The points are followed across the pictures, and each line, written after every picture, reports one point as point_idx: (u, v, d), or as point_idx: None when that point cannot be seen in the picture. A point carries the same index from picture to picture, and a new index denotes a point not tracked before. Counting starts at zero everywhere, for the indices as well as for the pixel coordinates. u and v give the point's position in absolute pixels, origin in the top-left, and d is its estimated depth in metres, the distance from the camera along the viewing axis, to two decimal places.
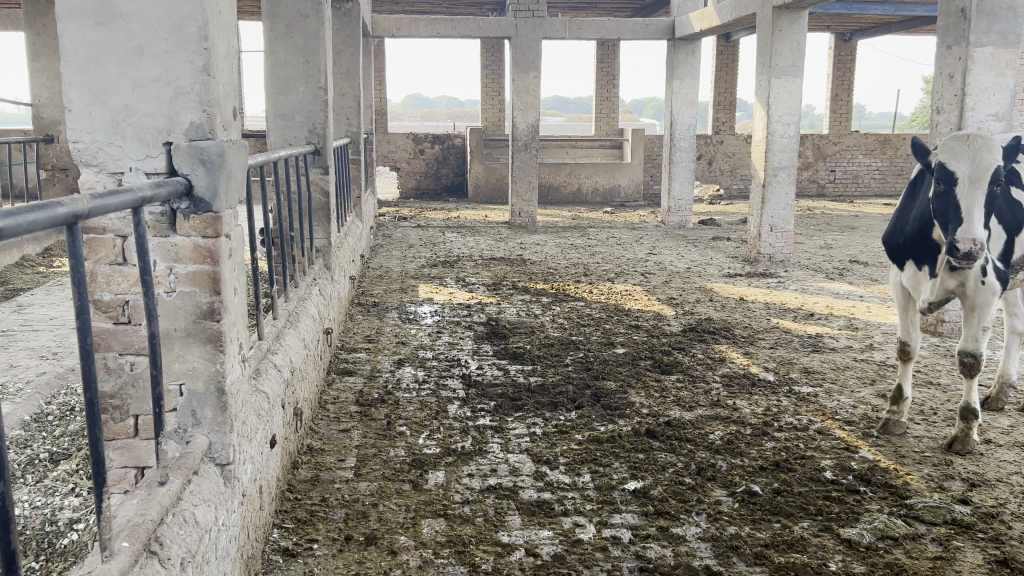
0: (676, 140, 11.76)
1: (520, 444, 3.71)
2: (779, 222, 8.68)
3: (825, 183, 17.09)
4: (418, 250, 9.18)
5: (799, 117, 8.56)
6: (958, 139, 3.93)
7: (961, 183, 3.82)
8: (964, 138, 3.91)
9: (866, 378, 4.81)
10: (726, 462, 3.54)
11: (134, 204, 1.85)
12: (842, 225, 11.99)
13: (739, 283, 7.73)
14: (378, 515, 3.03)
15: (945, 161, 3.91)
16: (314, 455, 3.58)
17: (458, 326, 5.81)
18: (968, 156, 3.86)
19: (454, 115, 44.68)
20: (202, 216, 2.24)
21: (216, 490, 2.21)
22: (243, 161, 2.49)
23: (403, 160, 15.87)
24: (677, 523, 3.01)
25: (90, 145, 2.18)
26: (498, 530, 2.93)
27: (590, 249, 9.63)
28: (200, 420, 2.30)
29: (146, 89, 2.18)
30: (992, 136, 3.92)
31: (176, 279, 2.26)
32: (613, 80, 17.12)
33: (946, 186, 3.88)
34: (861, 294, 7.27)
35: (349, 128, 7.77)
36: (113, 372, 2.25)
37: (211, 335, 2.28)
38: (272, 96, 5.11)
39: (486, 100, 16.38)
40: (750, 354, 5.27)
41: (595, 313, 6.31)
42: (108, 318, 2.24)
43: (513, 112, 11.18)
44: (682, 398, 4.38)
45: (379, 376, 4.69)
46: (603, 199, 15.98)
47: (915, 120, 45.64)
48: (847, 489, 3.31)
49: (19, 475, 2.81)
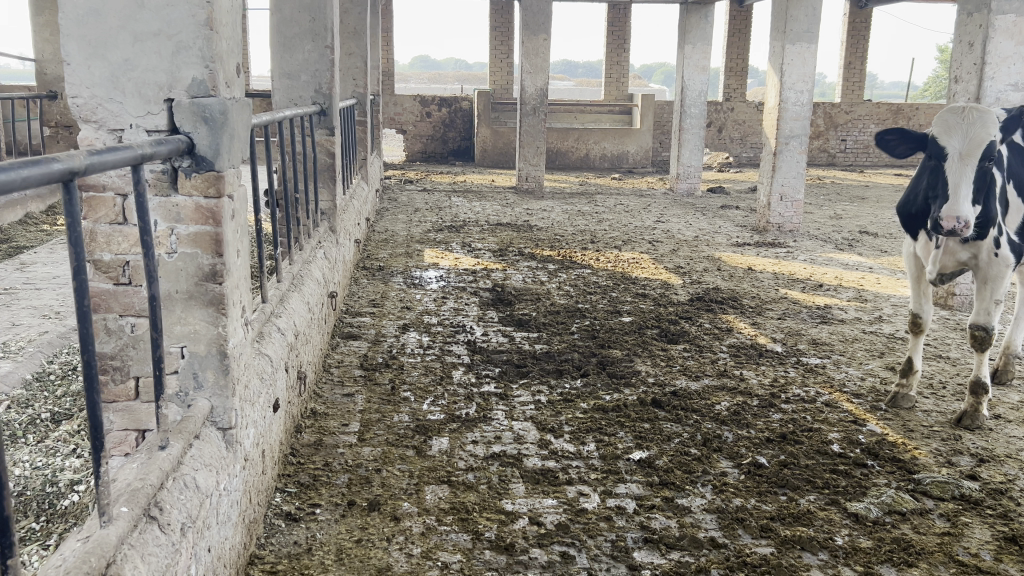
0: (687, 107, 11.60)
1: (525, 412, 3.68)
2: (789, 191, 8.59)
3: (835, 152, 16.94)
4: (424, 215, 9.11)
5: (813, 84, 8.41)
6: (955, 111, 3.93)
7: (952, 159, 3.84)
8: (959, 111, 3.91)
9: (874, 350, 4.77)
10: (732, 433, 3.51)
11: (133, 161, 1.79)
12: (852, 195, 11.88)
13: (747, 253, 7.66)
14: (381, 481, 3.01)
15: (937, 136, 3.92)
16: (318, 419, 3.55)
17: (464, 292, 5.76)
18: (962, 130, 3.87)
19: (461, 78, 44.25)
20: (204, 175, 2.18)
21: (217, 455, 2.18)
22: (247, 120, 2.43)
23: (409, 123, 15.72)
24: (682, 494, 2.98)
25: (90, 100, 2.12)
26: (502, 498, 2.91)
27: (597, 216, 9.55)
28: (201, 383, 2.26)
29: (147, 43, 2.11)
30: (990, 108, 3.91)
31: (177, 240, 2.21)
32: (623, 43, 16.88)
33: (937, 161, 3.92)
34: (871, 265, 7.20)
35: (355, 89, 7.66)
36: (114, 334, 2.21)
37: (213, 298, 2.23)
38: (277, 55, 5.02)
39: (495, 62, 16.17)
40: (758, 325, 5.23)
41: (601, 281, 6.25)
42: (108, 279, 2.19)
43: (522, 75, 11.03)
44: (688, 367, 4.35)
45: (383, 340, 4.65)
46: (610, 165, 15.84)
47: (928, 90, 45.12)
48: (854, 462, 3.28)
49: (20, 435, 2.78)
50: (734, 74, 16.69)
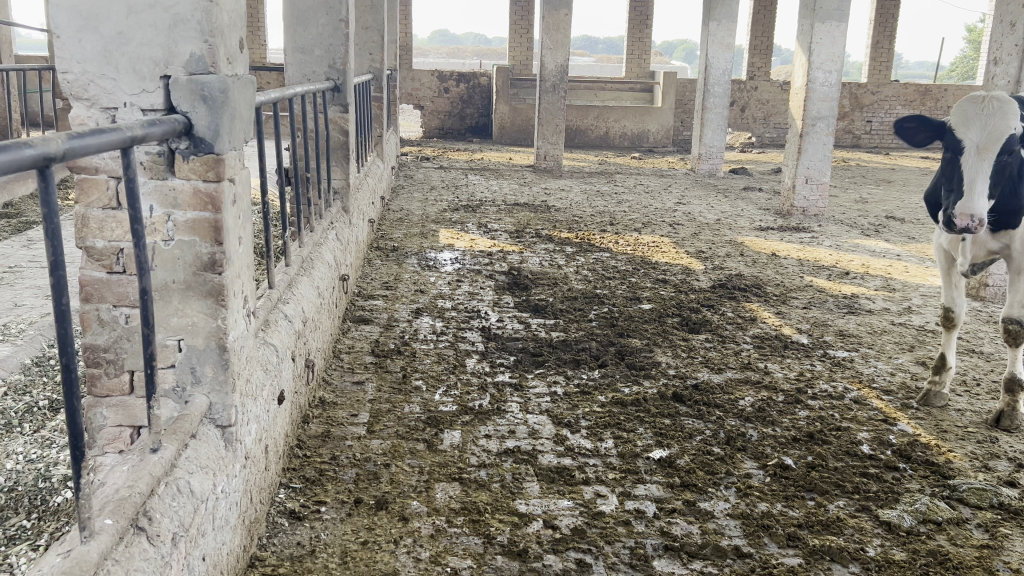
0: (711, 85, 11.33)
1: (540, 405, 3.54)
2: (814, 174, 8.38)
3: (860, 134, 16.61)
4: (440, 193, 8.95)
5: (842, 65, 8.14)
6: (972, 101, 3.73)
7: (968, 152, 3.66)
8: (978, 101, 3.72)
9: (903, 343, 4.59)
10: (756, 432, 3.36)
11: (122, 144, 1.64)
12: (878, 178, 11.60)
13: (771, 237, 7.47)
14: (390, 477, 2.88)
15: (954, 127, 3.74)
16: (326, 409, 3.43)
17: (479, 275, 5.62)
18: (979, 121, 3.68)
19: (481, 54, 43.80)
20: (203, 157, 2.04)
21: (215, 455, 2.06)
22: (250, 98, 2.28)
23: (427, 99, 15.54)
24: (704, 497, 2.84)
25: (81, 76, 1.98)
26: (515, 498, 2.78)
27: (617, 197, 9.36)
28: (199, 378, 2.14)
29: (142, 15, 1.96)
30: (1011, 97, 3.70)
31: (174, 227, 2.06)
32: (646, 19, 16.56)
33: (953, 154, 3.73)
34: (899, 252, 7.00)
35: (372, 64, 7.51)
36: (107, 325, 2.09)
37: (212, 289, 2.10)
38: (291, 29, 4.85)
39: (515, 37, 15.91)
40: (782, 314, 5.06)
41: (621, 265, 6.09)
42: (101, 268, 2.06)
43: (542, 51, 10.81)
44: (710, 359, 4.19)
45: (396, 325, 4.52)
46: (631, 144, 15.59)
47: (956, 70, 44.28)
48: (885, 465, 3.13)
49: (15, 425, 2.68)
50: (759, 52, 16.35)
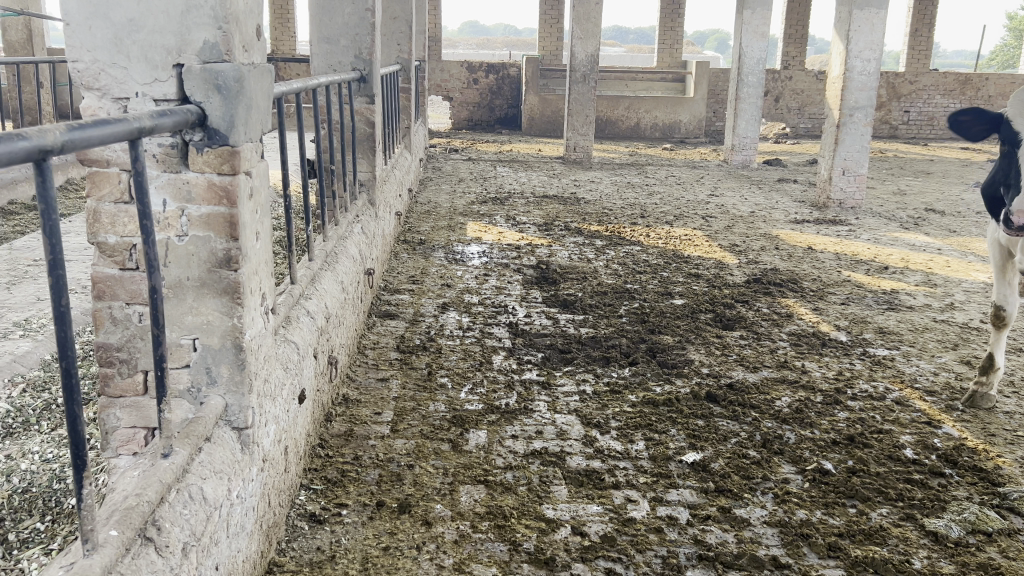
0: (744, 75, 11.10)
1: (569, 404, 3.44)
2: (851, 165, 8.16)
3: (897, 124, 16.23)
4: (468, 185, 8.86)
5: (881, 53, 7.89)
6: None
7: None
8: None
9: (946, 341, 4.42)
10: (794, 434, 3.23)
11: (128, 136, 1.55)
12: (916, 170, 11.32)
13: (807, 230, 7.29)
14: (414, 479, 2.80)
15: (1011, 118, 3.65)
16: (349, 407, 3.36)
17: (506, 269, 5.52)
18: None
19: (511, 45, 43.59)
20: (218, 149, 1.95)
21: (230, 459, 1.99)
22: (268, 88, 2.20)
23: (456, 90, 15.46)
24: (739, 503, 2.73)
25: (92, 65, 1.91)
26: (542, 503, 2.68)
27: (647, 188, 9.21)
28: (215, 379, 2.07)
29: (154, 1, 1.88)
30: None
31: (188, 222, 1.99)
32: (678, 8, 16.30)
33: (1010, 147, 3.62)
34: (940, 246, 6.79)
35: (399, 55, 7.42)
36: (120, 323, 2.02)
37: (228, 287, 2.02)
38: (317, 19, 4.76)
39: (544, 28, 15.75)
40: (819, 310, 4.90)
41: (652, 259, 5.96)
42: (114, 264, 1.99)
43: (572, 41, 10.66)
44: (745, 357, 4.06)
45: (421, 320, 4.44)
46: (662, 134, 15.37)
47: (997, 59, 43.27)
48: (930, 471, 2.98)
49: (32, 422, 2.64)
50: (794, 41, 16.03)
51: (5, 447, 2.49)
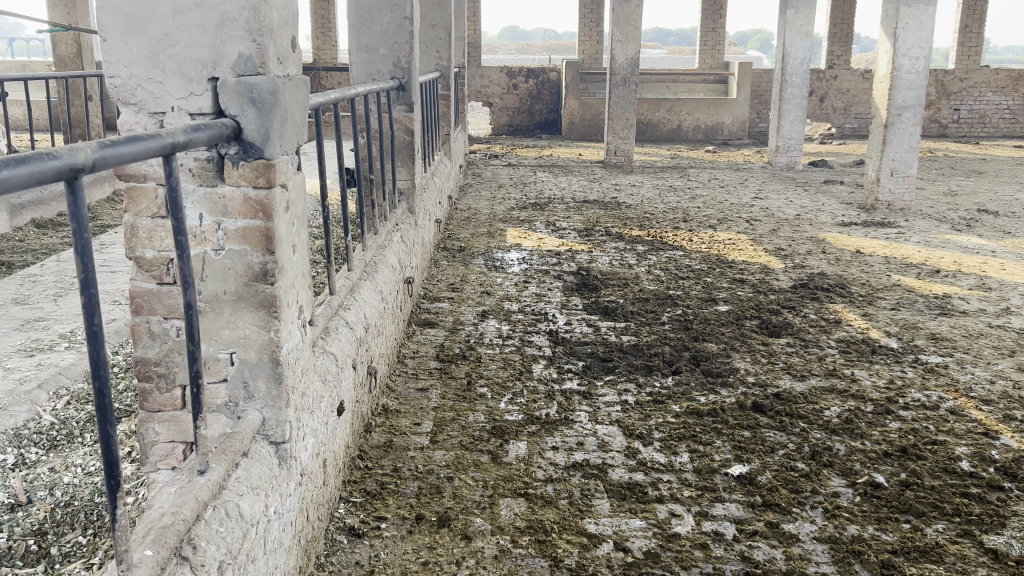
0: (788, 75, 10.92)
1: (611, 415, 3.38)
2: (900, 165, 7.97)
3: (948, 123, 15.86)
4: (508, 191, 8.83)
5: (930, 50, 7.69)
6: None
7: None
8: None
9: (1003, 348, 4.26)
10: (844, 446, 3.14)
11: (161, 151, 1.54)
12: (968, 169, 11.03)
13: (855, 233, 7.13)
14: (453, 491, 2.77)
15: None
16: (389, 417, 3.34)
17: (547, 275, 5.48)
18: None
19: (551, 49, 43.54)
20: (253, 163, 1.94)
21: (267, 474, 1.97)
22: (304, 99, 2.19)
23: (496, 95, 15.47)
24: (787, 518, 2.65)
25: (128, 80, 1.91)
26: (584, 517, 2.63)
27: (690, 192, 9.10)
28: (253, 394, 2.06)
29: (189, 15, 1.87)
30: None
31: (225, 236, 1.98)
32: (719, 9, 16.13)
33: None
34: (993, 248, 6.59)
35: (439, 62, 7.44)
36: (157, 338, 2.02)
37: (264, 300, 2.00)
38: (355, 28, 4.79)
39: (584, 32, 15.67)
40: (869, 316, 4.78)
41: (695, 264, 5.87)
42: (151, 278, 1.99)
43: (612, 44, 10.59)
44: (792, 365, 3.97)
45: (461, 329, 4.41)
46: (705, 137, 15.20)
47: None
48: (988, 484, 2.86)
49: (76, 435, 2.67)
50: (839, 40, 15.72)
51: (50, 460, 2.52)
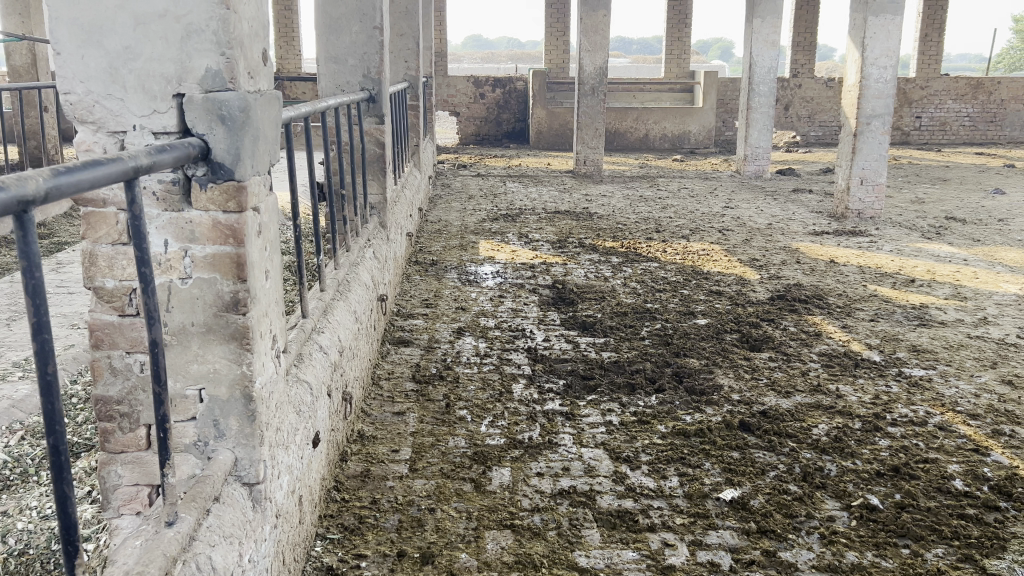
0: (755, 84, 10.95)
1: (596, 437, 3.27)
2: (870, 174, 7.98)
3: (909, 130, 16.07)
4: (478, 202, 8.72)
5: (898, 59, 7.73)
6: None
7: None
8: None
9: (984, 359, 4.23)
10: (835, 466, 3.06)
11: (122, 176, 1.40)
12: (933, 176, 11.13)
13: (827, 242, 7.12)
14: (435, 524, 2.63)
15: None
16: (365, 444, 3.20)
17: (522, 289, 5.36)
18: None
19: (516, 58, 43.62)
20: (223, 185, 1.80)
21: (241, 520, 1.83)
22: (276, 116, 2.05)
23: (463, 105, 15.37)
24: (784, 546, 2.56)
25: (85, 97, 1.76)
26: (574, 549, 2.51)
27: (660, 202, 9.06)
28: (223, 432, 1.91)
29: (151, 26, 1.73)
30: None
31: (192, 263, 1.83)
32: (685, 18, 16.18)
33: None
34: (965, 256, 6.60)
35: (407, 72, 7.31)
36: (119, 374, 1.87)
37: (237, 332, 1.87)
38: (323, 38, 4.65)
39: (550, 41, 15.61)
40: (848, 328, 4.72)
41: (671, 276, 5.80)
42: (112, 310, 1.84)
43: (580, 53, 10.53)
44: (776, 381, 3.89)
45: (437, 347, 4.28)
46: (671, 145, 15.23)
47: (1004, 62, 43.14)
48: (984, 505, 2.80)
49: (31, 474, 2.52)
50: (803, 49, 15.84)
51: (2, 503, 2.35)
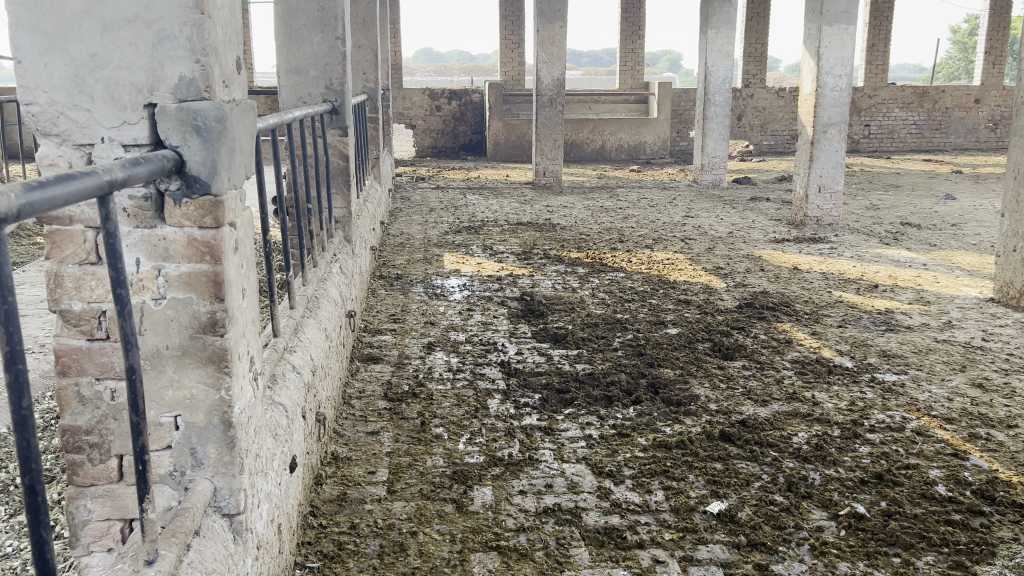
0: (711, 94, 11.05)
1: (577, 452, 3.21)
2: (827, 181, 8.08)
3: (859, 139, 16.40)
4: (439, 215, 8.63)
5: (852, 68, 7.86)
6: None
7: None
8: None
9: (953, 363, 4.27)
10: (819, 475, 3.03)
11: (97, 191, 1.30)
12: (886, 183, 11.32)
13: (789, 250, 7.18)
14: (418, 549, 2.54)
15: None
16: (341, 467, 3.09)
17: (490, 302, 5.29)
18: None
19: (468, 71, 43.75)
20: (198, 201, 1.71)
21: (222, 554, 1.73)
22: (250, 125, 1.96)
23: (419, 117, 15.29)
24: (775, 558, 2.51)
25: (48, 108, 1.66)
26: (562, 570, 2.43)
27: (621, 212, 9.07)
28: (201, 461, 1.81)
29: (120, 33, 1.63)
30: None
31: (166, 283, 1.73)
32: (638, 30, 16.30)
33: None
34: (924, 261, 6.70)
35: (365, 84, 7.20)
36: (89, 403, 1.75)
37: (214, 354, 1.77)
38: (283, 49, 4.54)
39: (505, 53, 15.61)
40: (818, 335, 4.74)
41: (638, 286, 5.78)
42: (81, 334, 1.72)
43: (537, 65, 10.53)
44: (753, 390, 3.87)
45: (407, 363, 4.18)
46: (627, 156, 15.33)
47: (942, 70, 44.45)
48: (969, 510, 2.79)
49: None
50: (754, 59, 16.06)
51: None
